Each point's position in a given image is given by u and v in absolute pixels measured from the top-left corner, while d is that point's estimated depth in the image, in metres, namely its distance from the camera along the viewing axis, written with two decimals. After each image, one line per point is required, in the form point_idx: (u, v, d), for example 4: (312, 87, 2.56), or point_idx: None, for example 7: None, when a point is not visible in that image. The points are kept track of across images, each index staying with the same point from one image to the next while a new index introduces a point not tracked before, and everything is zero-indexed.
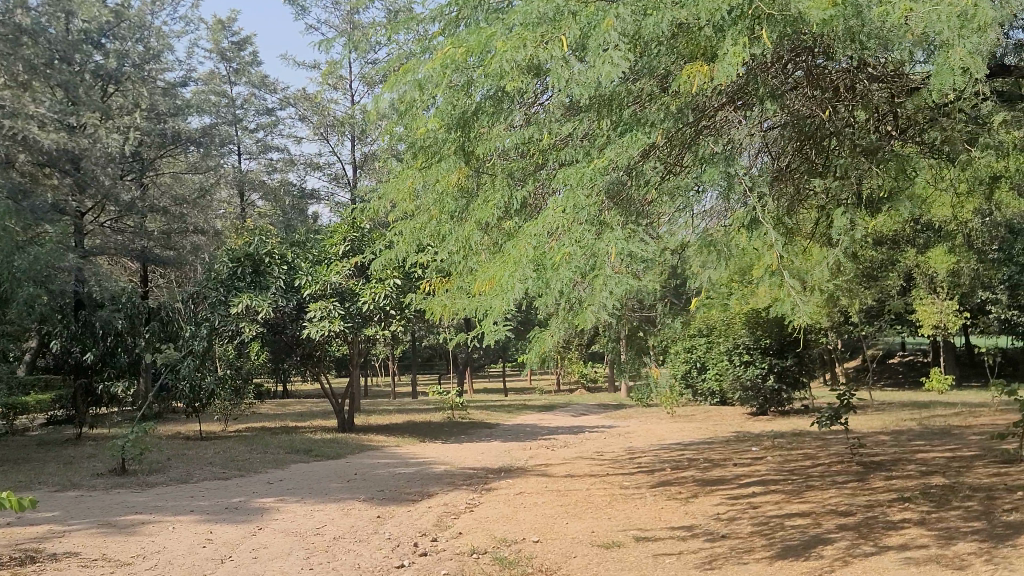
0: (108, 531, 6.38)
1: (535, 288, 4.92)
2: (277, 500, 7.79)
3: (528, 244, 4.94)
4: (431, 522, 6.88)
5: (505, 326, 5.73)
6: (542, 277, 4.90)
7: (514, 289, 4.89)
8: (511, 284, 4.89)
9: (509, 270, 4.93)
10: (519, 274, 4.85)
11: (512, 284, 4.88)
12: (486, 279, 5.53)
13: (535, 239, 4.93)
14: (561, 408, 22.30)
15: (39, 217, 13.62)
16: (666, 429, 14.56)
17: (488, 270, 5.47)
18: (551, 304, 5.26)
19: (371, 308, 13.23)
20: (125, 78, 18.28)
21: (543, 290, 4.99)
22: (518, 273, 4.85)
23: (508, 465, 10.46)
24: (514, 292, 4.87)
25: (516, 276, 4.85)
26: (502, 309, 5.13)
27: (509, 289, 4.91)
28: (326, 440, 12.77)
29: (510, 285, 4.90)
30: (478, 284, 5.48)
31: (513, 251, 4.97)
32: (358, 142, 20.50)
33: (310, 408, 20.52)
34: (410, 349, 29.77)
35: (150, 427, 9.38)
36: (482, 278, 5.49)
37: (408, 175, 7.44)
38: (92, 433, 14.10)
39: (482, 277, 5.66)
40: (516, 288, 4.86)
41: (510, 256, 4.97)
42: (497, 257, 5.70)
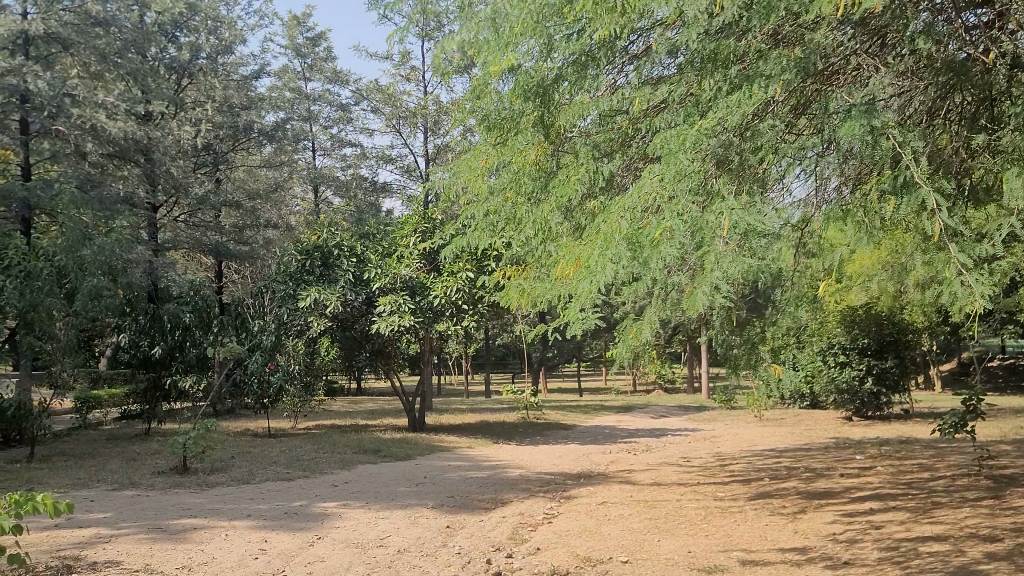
0: (157, 537, 5.87)
1: (630, 269, 4.20)
2: (340, 505, 7.20)
3: (619, 217, 4.22)
4: (506, 535, 6.20)
5: (595, 314, 5.07)
6: (640, 257, 4.18)
7: (605, 270, 4.13)
8: (601, 264, 4.14)
9: (599, 249, 4.19)
10: (614, 249, 4.09)
11: (601, 265, 4.11)
12: (570, 263, 4.82)
13: (629, 211, 4.21)
14: (639, 409, 21.39)
15: (108, 208, 13.31)
16: (756, 434, 13.64)
17: (573, 251, 4.75)
18: (646, 287, 4.57)
19: (443, 302, 12.53)
20: (198, 71, 18.12)
21: (640, 272, 4.27)
22: (610, 251, 4.09)
23: (588, 470, 9.72)
24: (605, 275, 4.10)
25: (608, 255, 4.09)
26: (589, 293, 4.38)
27: (598, 271, 4.15)
28: (395, 440, 12.21)
29: (600, 267, 4.14)
30: (560, 268, 4.75)
31: (605, 224, 4.24)
32: (431, 134, 20.03)
33: (382, 406, 20.11)
34: (484, 347, 29.29)
35: (211, 423, 8.93)
36: (564, 260, 4.77)
37: (482, 152, 6.91)
38: (161, 430, 13.78)
39: (564, 260, 4.96)
40: (607, 270, 4.09)
41: (600, 230, 4.23)
42: (584, 235, 5.05)
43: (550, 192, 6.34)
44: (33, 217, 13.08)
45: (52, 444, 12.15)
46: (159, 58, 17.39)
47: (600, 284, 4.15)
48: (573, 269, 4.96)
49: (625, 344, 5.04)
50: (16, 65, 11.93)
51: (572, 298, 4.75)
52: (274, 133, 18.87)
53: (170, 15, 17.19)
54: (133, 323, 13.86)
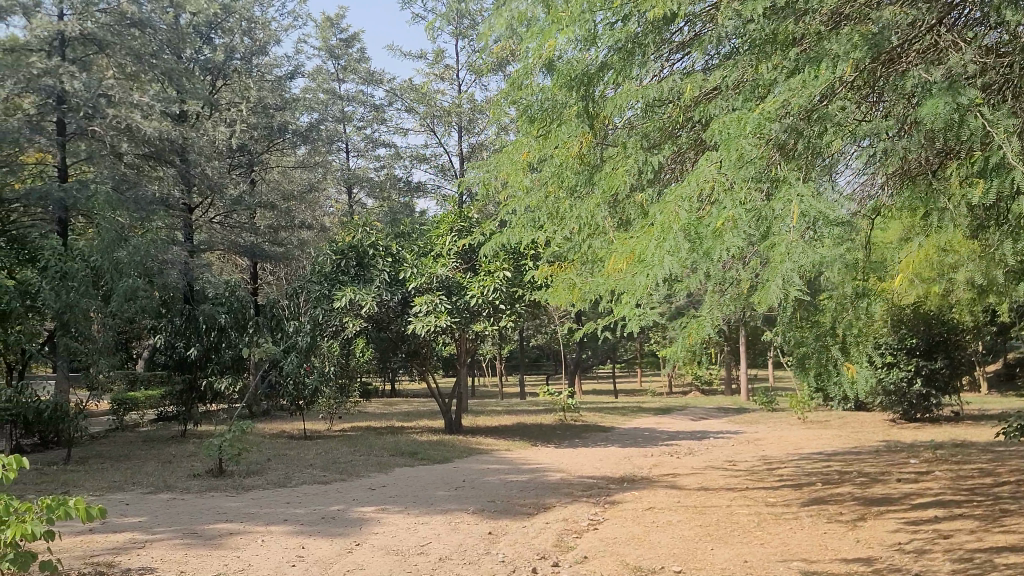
0: (192, 542, 5.70)
1: (690, 263, 3.96)
2: (379, 510, 7.00)
3: (675, 209, 3.97)
4: (551, 542, 5.96)
5: (647, 312, 4.80)
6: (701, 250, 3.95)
7: (663, 263, 3.86)
8: (658, 258, 3.88)
9: (656, 241, 3.94)
10: (672, 240, 3.82)
11: (658, 258, 3.84)
12: (621, 259, 4.57)
13: (685, 201, 3.96)
14: (678, 411, 21.01)
15: (144, 209, 13.28)
16: (801, 436, 13.26)
17: (626, 246, 4.50)
18: (705, 280, 4.32)
19: (480, 302, 12.25)
20: (232, 72, 18.09)
21: (700, 266, 4.02)
22: (668, 243, 3.83)
23: (631, 474, 9.43)
24: (663, 268, 3.83)
25: (666, 246, 3.82)
26: (644, 289, 4.11)
27: (656, 264, 3.88)
28: (432, 443, 12.00)
29: (657, 259, 3.88)
30: (613, 265, 4.50)
31: (660, 215, 3.98)
32: (466, 133, 19.87)
33: (417, 408, 19.95)
34: (519, 349, 29.05)
35: (247, 425, 8.78)
36: (616, 255, 4.51)
37: (524, 145, 6.72)
38: (197, 432, 13.71)
39: (617, 256, 4.70)
40: (664, 263, 3.81)
41: (656, 221, 3.97)
42: (636, 228, 4.80)
43: (596, 184, 6.09)
44: (70, 218, 13.10)
45: (89, 446, 12.11)
46: (194, 58, 17.36)
47: (658, 279, 3.88)
48: (626, 264, 4.70)
49: (682, 345, 4.77)
50: (52, 65, 11.88)
51: (626, 294, 4.48)
52: (307, 133, 18.77)
53: (206, 16, 17.16)
54: (169, 324, 13.84)
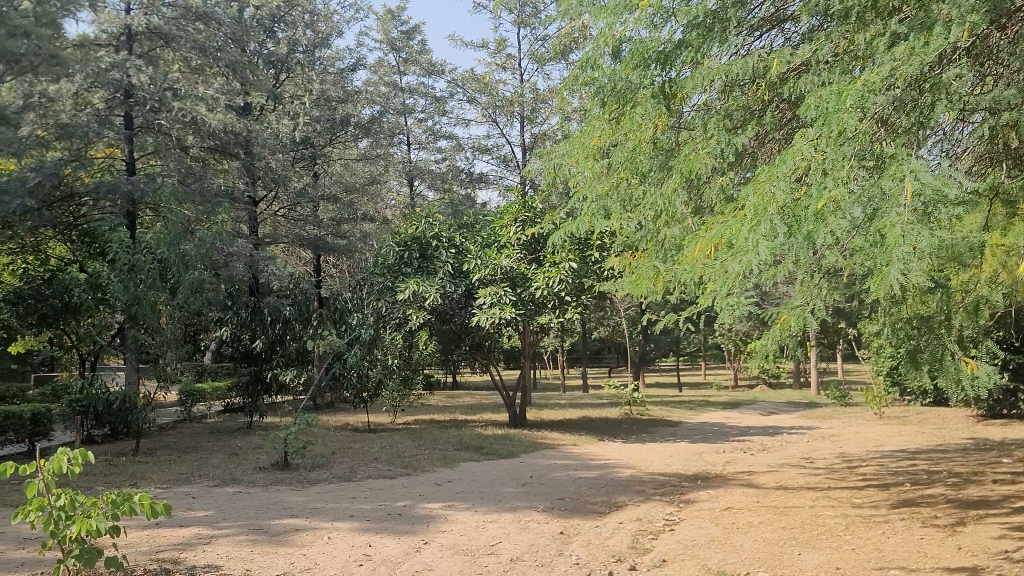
0: (258, 539, 5.58)
1: (786, 247, 3.68)
2: (446, 507, 6.81)
3: (770, 189, 3.70)
4: (626, 543, 5.69)
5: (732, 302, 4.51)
6: (800, 234, 3.66)
7: (758, 248, 3.59)
8: (753, 242, 3.61)
9: (749, 224, 3.69)
10: (769, 223, 3.55)
11: (753, 243, 3.57)
12: (707, 247, 4.29)
13: (782, 181, 3.69)
14: (746, 405, 20.49)
15: (209, 201, 13.31)
16: (880, 433, 12.73)
17: (712, 232, 4.22)
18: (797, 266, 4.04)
19: (545, 294, 11.95)
20: (295, 66, 18.10)
21: (797, 250, 3.74)
22: (764, 227, 3.56)
23: (704, 471, 9.10)
24: (759, 253, 3.55)
25: (762, 230, 3.56)
26: (737, 275, 3.85)
27: (751, 250, 3.61)
28: (497, 437, 11.81)
29: (752, 244, 3.61)
30: (698, 252, 4.22)
31: (754, 195, 3.72)
32: (528, 123, 19.62)
33: (480, 401, 19.80)
34: (581, 342, 28.73)
35: (313, 418, 8.68)
36: (700, 242, 4.23)
37: (596, 128, 6.46)
38: (263, 425, 13.75)
39: (702, 243, 4.43)
40: (760, 248, 3.56)
41: (750, 203, 3.71)
42: (722, 212, 4.51)
43: (673, 168, 5.79)
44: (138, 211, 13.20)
45: (157, 438, 12.20)
46: (256, 51, 17.37)
47: (753, 266, 3.62)
48: (712, 250, 4.42)
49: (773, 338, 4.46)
50: (120, 58, 11.95)
51: (714, 283, 4.20)
52: (370, 126, 18.71)
53: (269, 9, 17.19)
54: (234, 317, 13.87)
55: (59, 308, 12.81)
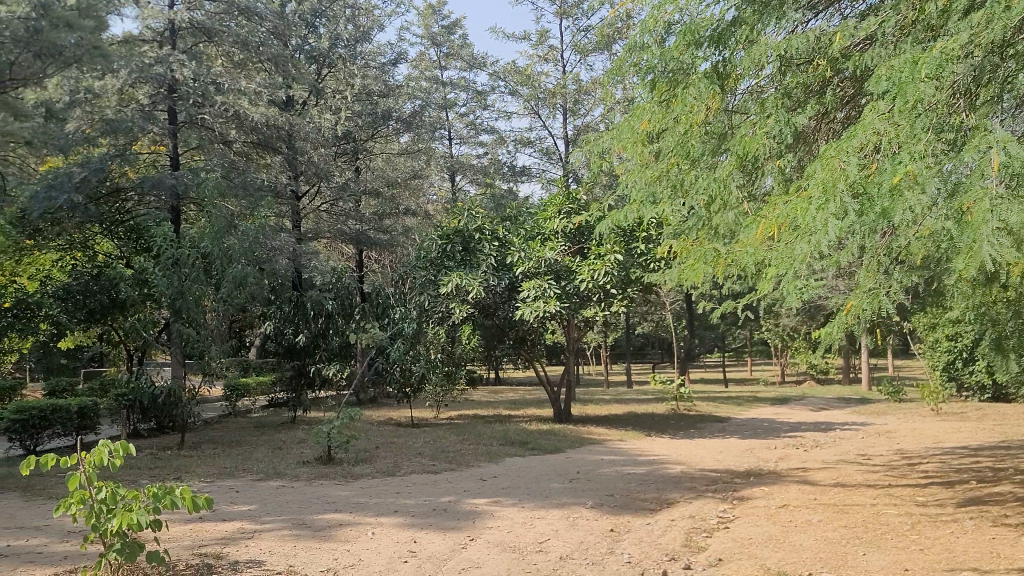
0: (302, 534, 5.45)
1: (857, 226, 3.49)
2: (492, 502, 6.65)
3: (839, 164, 3.55)
4: (679, 542, 5.48)
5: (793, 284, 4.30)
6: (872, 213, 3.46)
7: (827, 228, 3.44)
8: (822, 221, 3.45)
9: (816, 203, 3.50)
10: (839, 201, 3.40)
11: (822, 222, 3.42)
12: (769, 229, 4.13)
13: (851, 156, 3.54)
14: (795, 401, 20.04)
15: (251, 195, 13.30)
16: (939, 430, 12.34)
17: (775, 213, 4.06)
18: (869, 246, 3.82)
19: (590, 287, 11.71)
20: (337, 60, 18.06)
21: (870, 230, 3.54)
22: (833, 205, 3.41)
23: (757, 468, 8.83)
24: (828, 233, 3.40)
25: (832, 208, 3.40)
26: (805, 257, 3.70)
27: (819, 229, 3.46)
28: (542, 432, 11.63)
29: (821, 223, 3.46)
30: (760, 235, 4.06)
31: (821, 172, 3.57)
32: (571, 115, 19.42)
33: (523, 396, 19.65)
34: (625, 337, 28.44)
35: (356, 412, 8.58)
36: (763, 223, 4.07)
37: (645, 112, 6.23)
38: (307, 419, 13.72)
39: (764, 225, 4.27)
40: (830, 228, 3.38)
41: (817, 180, 3.56)
42: (783, 195, 4.30)
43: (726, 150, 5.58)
44: (182, 206, 13.24)
45: (202, 432, 12.22)
46: (298, 46, 17.34)
47: (822, 246, 3.46)
48: (774, 232, 4.24)
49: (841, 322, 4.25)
50: (163, 53, 12.01)
51: (778, 266, 4.04)
52: (412, 120, 18.63)
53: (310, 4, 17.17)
54: (278, 311, 13.85)
55: (106, 304, 12.89)
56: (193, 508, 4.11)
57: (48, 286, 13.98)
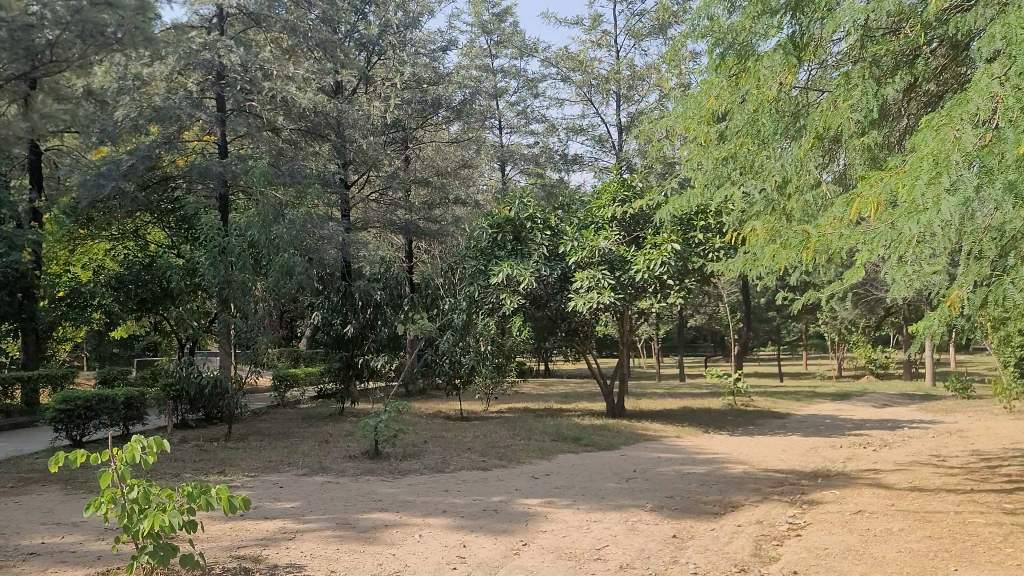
0: (346, 535, 5.17)
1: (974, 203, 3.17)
2: (546, 503, 6.31)
3: (952, 133, 3.23)
4: (747, 551, 5.08)
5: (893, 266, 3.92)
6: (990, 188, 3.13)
7: (940, 203, 3.13)
8: (932, 197, 3.14)
9: (927, 176, 3.18)
10: (953, 175, 3.08)
11: (934, 198, 3.11)
12: (865, 208, 3.81)
13: (970, 123, 3.21)
14: (857, 397, 19.33)
15: (298, 181, 13.10)
16: (1015, 430, 11.68)
17: (872, 189, 3.74)
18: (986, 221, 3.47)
19: (646, 277, 11.23)
20: (386, 46, 17.78)
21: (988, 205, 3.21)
22: (947, 178, 3.09)
23: (825, 469, 8.35)
24: (941, 210, 3.08)
25: (945, 183, 3.09)
26: (912, 237, 3.37)
27: (929, 207, 3.15)
28: (596, 427, 11.25)
29: (931, 199, 3.15)
30: (855, 215, 3.75)
31: (931, 142, 3.25)
32: (625, 102, 18.94)
33: (575, 389, 19.28)
34: (678, 331, 27.88)
35: (404, 406, 8.29)
36: (858, 200, 3.74)
37: (712, 88, 5.83)
38: (356, 411, 13.55)
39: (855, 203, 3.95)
40: (944, 205, 3.07)
41: (927, 151, 3.24)
42: (877, 173, 3.93)
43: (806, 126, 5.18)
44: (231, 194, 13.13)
45: (250, 423, 12.11)
46: (347, 33, 17.14)
47: (933, 224, 3.15)
48: (870, 212, 3.88)
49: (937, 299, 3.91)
50: (211, 39, 11.74)
51: (876, 247, 3.73)
52: (462, 108, 18.32)
53: None
54: (326, 301, 13.55)
55: (158, 294, 12.85)
56: (229, 508, 3.83)
57: (100, 275, 13.97)
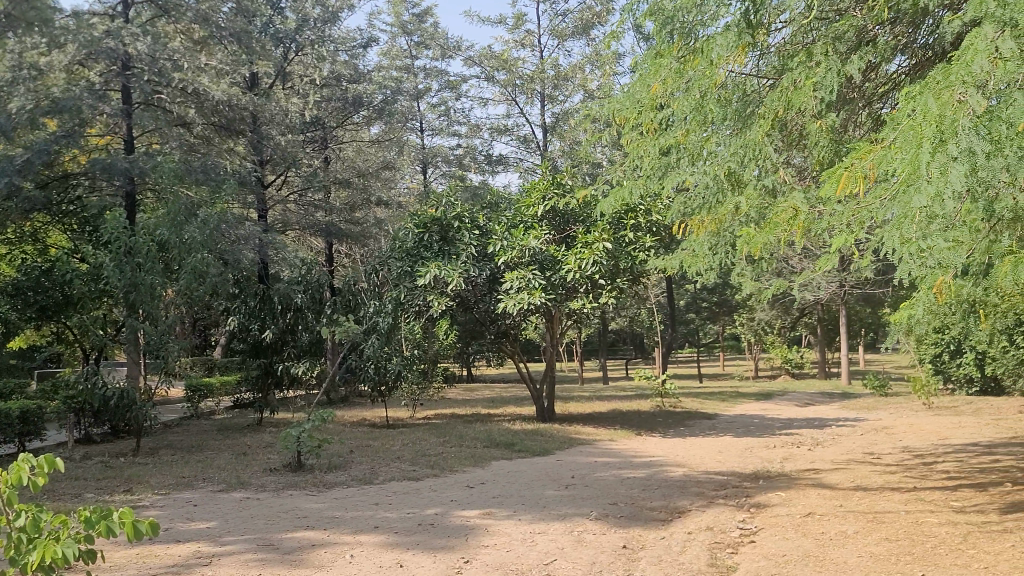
0: (268, 558, 4.68)
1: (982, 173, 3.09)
2: (484, 515, 5.92)
3: (956, 97, 3.19)
4: (703, 561, 4.79)
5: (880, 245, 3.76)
6: (997, 157, 3.09)
7: (946, 174, 3.06)
8: (939, 167, 3.07)
9: (932, 147, 3.10)
10: (959, 144, 3.03)
11: (942, 165, 3.02)
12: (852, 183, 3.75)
13: (974, 86, 3.17)
14: (779, 397, 19.53)
15: (212, 178, 12.36)
16: (939, 426, 11.84)
17: (860, 163, 3.68)
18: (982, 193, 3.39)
19: (577, 277, 10.95)
20: (304, 42, 17.15)
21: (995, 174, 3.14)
22: (953, 145, 3.03)
23: (765, 470, 8.20)
24: (951, 179, 2.99)
25: (952, 150, 3.02)
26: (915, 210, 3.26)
27: (935, 177, 3.07)
28: (528, 432, 10.92)
29: (937, 169, 3.10)
30: (843, 189, 3.68)
31: (932, 109, 3.20)
32: (550, 102, 18.75)
33: (500, 394, 18.98)
34: (601, 334, 27.82)
35: (328, 415, 7.79)
36: (844, 174, 3.66)
37: (658, 72, 5.68)
38: (275, 422, 12.84)
39: (835, 179, 3.87)
40: (956, 174, 2.98)
41: (931, 116, 3.19)
42: (860, 151, 3.80)
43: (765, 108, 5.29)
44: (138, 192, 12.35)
45: (160, 436, 11.35)
46: (262, 27, 16.28)
47: (943, 196, 3.05)
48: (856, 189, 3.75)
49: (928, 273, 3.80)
50: (114, 26, 11.09)
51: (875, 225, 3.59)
52: (384, 107, 17.82)
53: None
54: (243, 306, 12.81)
55: (60, 301, 11.99)
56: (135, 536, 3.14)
57: None
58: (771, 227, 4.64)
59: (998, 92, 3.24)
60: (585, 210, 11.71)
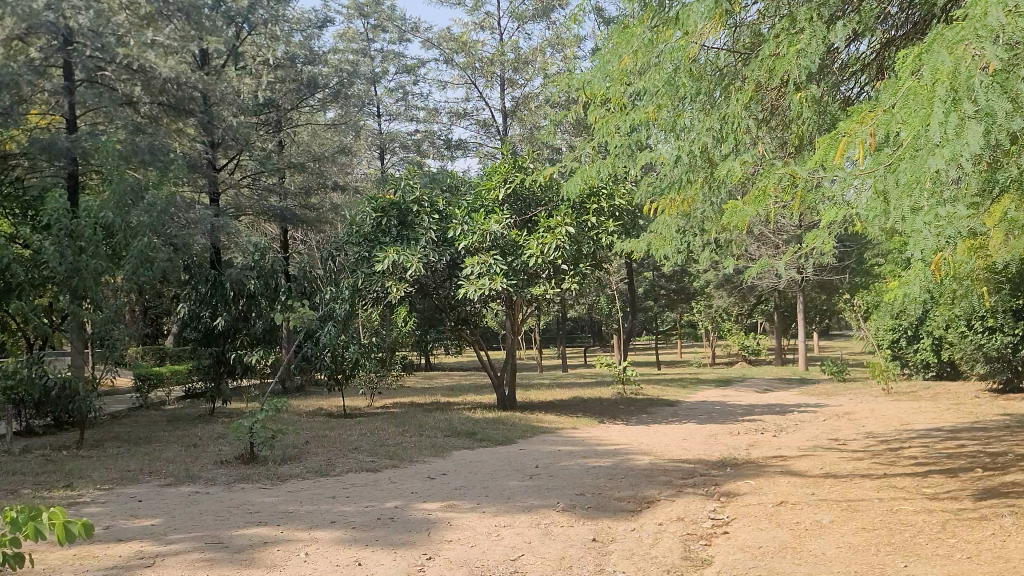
0: (217, 558, 4.37)
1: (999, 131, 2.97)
2: (447, 508, 5.66)
3: (971, 53, 3.06)
4: (677, 554, 4.59)
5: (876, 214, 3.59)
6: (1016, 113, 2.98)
7: (964, 134, 2.93)
8: (955, 127, 2.94)
9: (947, 105, 2.97)
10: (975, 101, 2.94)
11: (959, 123, 2.89)
12: (850, 149, 3.60)
13: (987, 40, 3.05)
14: (738, 383, 19.55)
15: (158, 159, 11.73)
16: (900, 411, 11.82)
17: (860, 129, 3.54)
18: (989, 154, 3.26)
19: (539, 263, 10.69)
20: (257, 21, 16.63)
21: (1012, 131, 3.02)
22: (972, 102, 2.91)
23: (731, 457, 8.05)
24: (968, 139, 2.86)
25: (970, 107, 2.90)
26: (926, 175, 3.12)
27: (952, 139, 2.94)
28: (489, 421, 10.67)
29: (952, 129, 2.97)
30: (842, 156, 3.53)
31: (945, 64, 3.08)
32: (510, 86, 18.44)
33: (459, 382, 18.66)
34: (560, 322, 27.70)
35: (282, 404, 7.46)
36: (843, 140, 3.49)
37: (628, 42, 5.49)
38: (229, 412, 12.43)
39: (830, 146, 3.72)
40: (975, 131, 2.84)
41: (943, 73, 3.07)
42: (858, 116, 3.65)
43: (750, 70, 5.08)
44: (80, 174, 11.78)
45: (106, 428, 10.89)
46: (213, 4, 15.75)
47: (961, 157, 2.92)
48: (855, 154, 3.59)
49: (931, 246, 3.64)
50: None
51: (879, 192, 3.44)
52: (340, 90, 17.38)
53: None
54: (194, 292, 12.36)
55: None
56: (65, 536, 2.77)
57: None
58: (762, 198, 4.46)
59: (1006, 44, 3.14)
60: (547, 194, 11.48)
